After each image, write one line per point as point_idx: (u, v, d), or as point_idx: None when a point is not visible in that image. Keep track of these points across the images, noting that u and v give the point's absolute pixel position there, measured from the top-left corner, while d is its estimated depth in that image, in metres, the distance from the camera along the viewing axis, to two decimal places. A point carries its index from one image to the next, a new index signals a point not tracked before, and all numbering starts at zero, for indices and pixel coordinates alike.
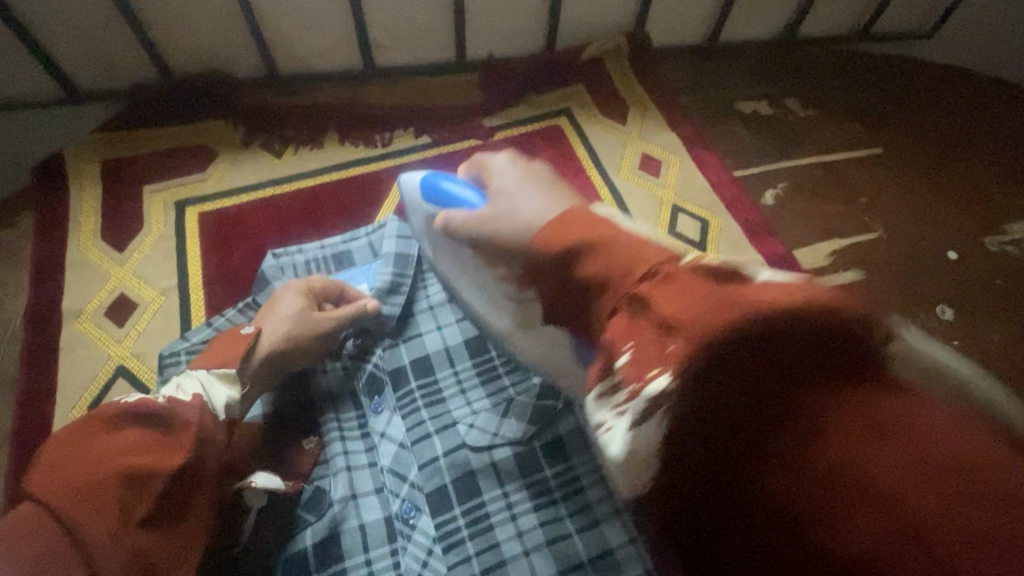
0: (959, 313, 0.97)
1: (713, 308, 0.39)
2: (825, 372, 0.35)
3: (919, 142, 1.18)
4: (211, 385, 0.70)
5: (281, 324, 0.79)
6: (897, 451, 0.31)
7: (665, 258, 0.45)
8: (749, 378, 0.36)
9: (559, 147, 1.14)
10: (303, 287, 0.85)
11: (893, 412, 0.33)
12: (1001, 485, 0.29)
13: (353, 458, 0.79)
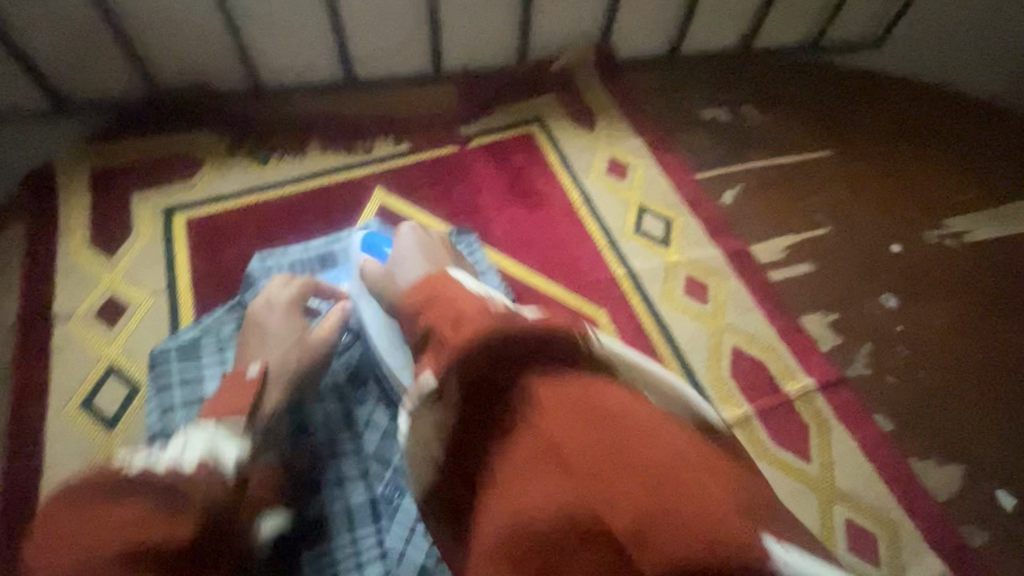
0: (903, 300, 1.04)
1: (475, 328, 0.51)
2: (532, 367, 0.49)
3: (867, 143, 1.27)
4: (217, 444, 0.63)
5: (281, 348, 0.81)
6: (595, 430, 0.45)
7: (475, 305, 0.54)
8: (495, 379, 0.49)
9: (532, 151, 1.21)
10: (293, 303, 0.86)
11: (593, 397, 0.47)
12: (650, 453, 0.44)
13: (339, 446, 0.83)
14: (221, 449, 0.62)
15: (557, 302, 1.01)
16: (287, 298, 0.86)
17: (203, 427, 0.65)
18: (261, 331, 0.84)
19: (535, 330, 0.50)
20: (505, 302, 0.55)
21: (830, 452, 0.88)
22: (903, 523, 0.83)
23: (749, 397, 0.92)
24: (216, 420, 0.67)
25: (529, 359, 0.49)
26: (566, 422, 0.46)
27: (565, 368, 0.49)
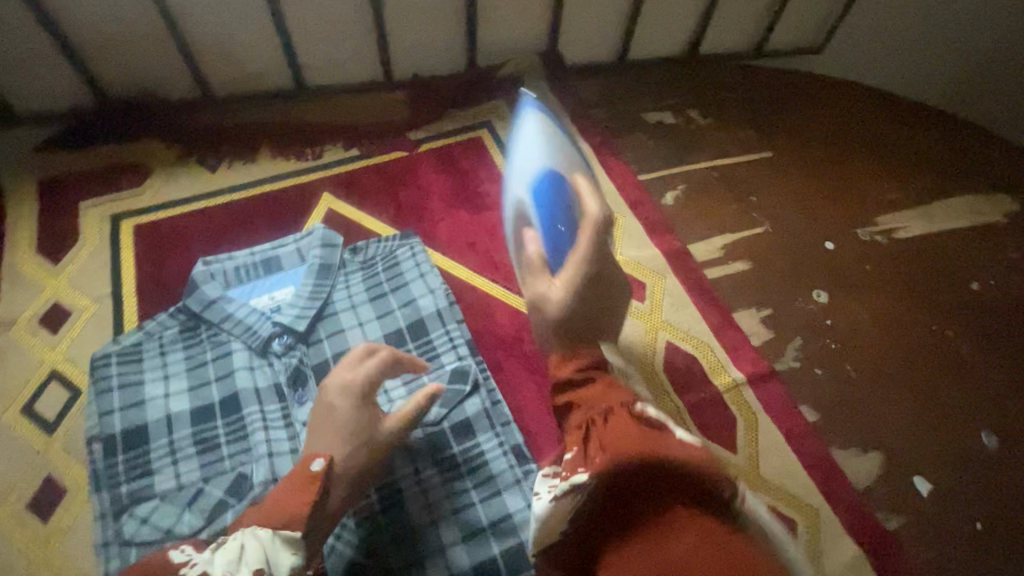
0: (832, 295, 1.08)
1: (631, 442, 0.54)
2: (690, 505, 0.49)
3: (805, 145, 1.31)
4: (272, 552, 0.61)
5: (350, 445, 0.71)
6: (715, 560, 0.46)
7: (620, 403, 0.62)
8: (634, 490, 0.51)
9: (479, 156, 1.24)
10: (359, 388, 0.74)
11: (723, 538, 0.47)
12: None
13: (275, 445, 0.84)
14: (276, 563, 0.60)
15: (497, 301, 1.04)
16: (363, 380, 0.74)
17: (261, 531, 0.62)
18: (328, 416, 0.72)
19: (688, 460, 0.52)
20: (646, 407, 0.62)
21: (756, 442, 0.91)
22: (823, 508, 0.86)
23: (681, 390, 0.95)
24: (273, 525, 0.62)
25: (688, 495, 0.50)
26: (698, 557, 0.46)
27: (712, 510, 0.49)
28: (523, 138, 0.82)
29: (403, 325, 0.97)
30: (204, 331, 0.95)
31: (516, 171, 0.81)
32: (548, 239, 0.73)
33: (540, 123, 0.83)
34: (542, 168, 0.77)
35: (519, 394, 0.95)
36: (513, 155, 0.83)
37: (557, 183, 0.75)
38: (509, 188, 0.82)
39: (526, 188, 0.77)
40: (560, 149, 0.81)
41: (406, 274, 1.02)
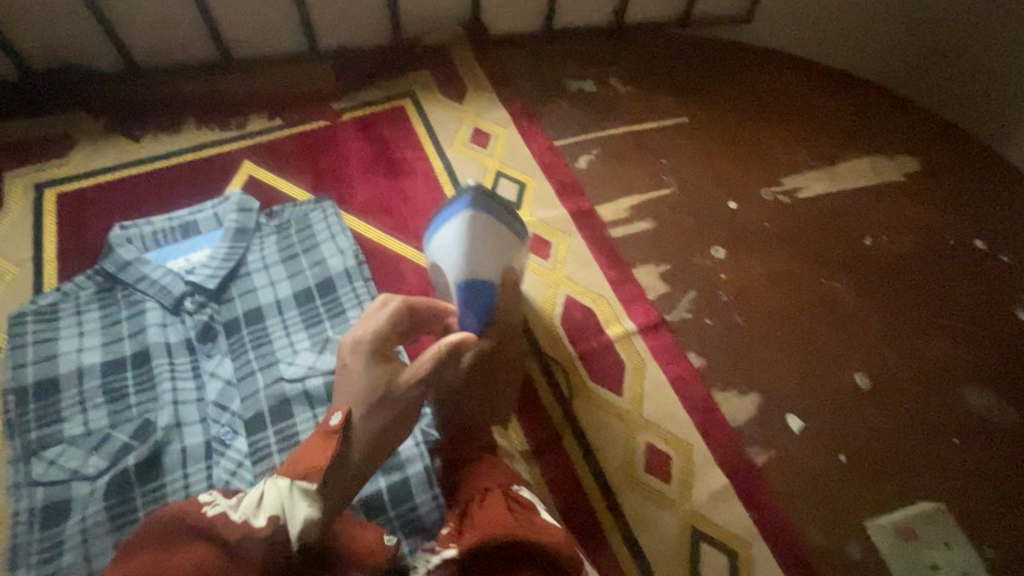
0: (730, 252, 1.13)
1: (502, 518, 0.65)
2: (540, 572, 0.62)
3: (721, 110, 1.35)
4: (291, 501, 0.59)
5: (366, 402, 0.66)
6: None
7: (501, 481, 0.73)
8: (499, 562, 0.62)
9: (401, 124, 1.27)
10: (368, 344, 0.70)
11: None
12: None
13: (181, 394, 0.89)
14: (293, 513, 0.58)
15: (407, 260, 1.08)
16: (373, 334, 0.71)
17: (284, 480, 0.60)
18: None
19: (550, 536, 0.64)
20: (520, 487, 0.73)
21: (641, 386, 0.97)
22: (697, 445, 0.92)
23: (575, 340, 1.00)
24: (292, 475, 0.60)
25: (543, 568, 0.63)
26: None
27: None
28: (456, 228, 0.89)
29: (313, 283, 1.02)
30: (119, 291, 0.99)
31: (443, 256, 0.90)
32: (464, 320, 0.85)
33: (478, 221, 0.90)
34: (473, 270, 0.87)
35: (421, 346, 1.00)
36: (443, 238, 0.91)
37: (484, 285, 0.86)
38: (435, 260, 0.92)
39: (454, 275, 0.87)
40: (493, 248, 0.89)
41: (318, 236, 1.06)
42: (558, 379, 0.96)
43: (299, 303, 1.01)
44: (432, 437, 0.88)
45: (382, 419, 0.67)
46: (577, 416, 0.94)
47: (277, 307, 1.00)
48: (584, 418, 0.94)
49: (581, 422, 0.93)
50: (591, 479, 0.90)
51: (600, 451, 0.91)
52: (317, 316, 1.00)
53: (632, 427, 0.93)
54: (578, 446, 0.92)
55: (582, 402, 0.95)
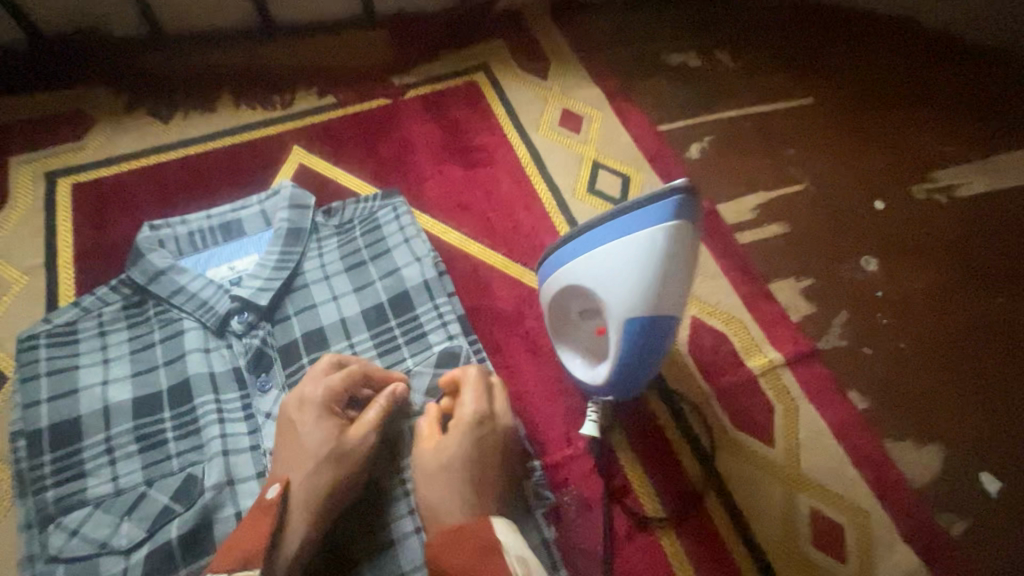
0: (883, 263, 0.93)
1: None
2: None
3: (852, 90, 1.12)
4: None
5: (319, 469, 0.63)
6: None
7: None
8: None
9: (475, 104, 1.07)
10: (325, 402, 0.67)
11: None
12: None
13: (233, 441, 0.72)
14: None
15: (494, 269, 0.89)
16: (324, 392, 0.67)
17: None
18: (299, 443, 0.65)
19: None
20: None
21: (796, 434, 0.77)
22: (873, 512, 0.73)
23: (710, 374, 0.81)
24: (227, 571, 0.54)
25: None
26: None
27: None
28: (643, 254, 0.57)
29: (385, 299, 0.83)
30: (153, 307, 0.81)
31: (606, 284, 0.59)
32: (624, 370, 0.63)
33: (680, 245, 0.57)
34: (658, 313, 0.59)
35: (521, 378, 0.80)
36: (611, 254, 0.58)
37: (665, 331, 0.61)
38: (580, 278, 0.61)
39: (624, 320, 0.59)
40: (688, 280, 0.59)
41: (388, 239, 0.87)
42: (693, 426, 0.77)
43: (370, 323, 0.82)
44: (548, 501, 0.69)
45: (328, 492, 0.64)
46: (723, 476, 0.74)
47: (342, 328, 0.82)
48: (732, 478, 0.74)
49: (729, 482, 0.74)
50: (747, 557, 0.70)
51: (754, 519, 0.72)
52: (391, 339, 0.81)
53: (791, 487, 0.74)
54: (726, 514, 0.72)
55: (726, 456, 0.75)
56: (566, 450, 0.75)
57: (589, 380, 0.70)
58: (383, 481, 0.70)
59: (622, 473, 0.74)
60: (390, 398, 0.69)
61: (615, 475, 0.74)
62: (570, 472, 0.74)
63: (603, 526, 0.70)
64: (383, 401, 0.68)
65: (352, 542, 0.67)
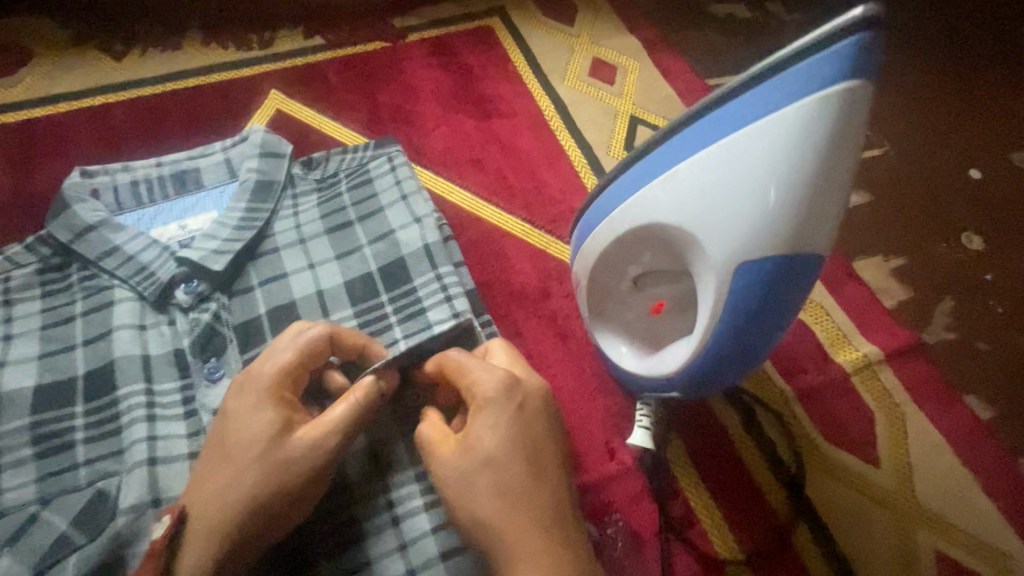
0: (987, 241, 0.76)
1: None
2: None
3: (932, 41, 0.93)
4: None
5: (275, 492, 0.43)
6: None
7: None
8: None
9: (489, 49, 0.89)
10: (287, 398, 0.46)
11: None
12: None
13: (164, 445, 0.54)
14: None
15: (512, 237, 0.72)
16: (264, 368, 0.49)
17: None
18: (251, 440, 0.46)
19: None
20: None
21: (905, 451, 0.59)
22: (1017, 556, 0.55)
23: (789, 371, 0.63)
24: None
25: None
26: None
27: None
28: (780, 153, 0.35)
29: (374, 268, 0.66)
30: (77, 272, 0.63)
31: (710, 209, 0.38)
32: (722, 346, 0.43)
33: (841, 136, 0.35)
34: (792, 250, 0.38)
35: (547, 371, 0.63)
36: (721, 160, 0.37)
37: (797, 283, 0.40)
38: (662, 206, 0.40)
39: (736, 263, 0.38)
40: (842, 198, 0.38)
41: (381, 196, 0.70)
42: (772, 438, 0.59)
43: (354, 298, 0.65)
44: (590, 534, 0.52)
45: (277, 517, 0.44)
46: (816, 505, 0.56)
47: (319, 304, 0.64)
48: (829, 509, 0.56)
49: (824, 514, 0.56)
50: None
51: (861, 564, 0.54)
52: (382, 318, 0.63)
53: (906, 522, 0.56)
54: (824, 557, 0.54)
55: (818, 479, 0.57)
56: (607, 464, 0.57)
57: (648, 373, 0.51)
58: (365, 505, 0.52)
59: (684, 499, 0.56)
60: (370, 391, 0.49)
61: (672, 501, 0.56)
62: (616, 495, 0.56)
63: (660, 569, 0.53)
64: (361, 393, 0.49)
65: None
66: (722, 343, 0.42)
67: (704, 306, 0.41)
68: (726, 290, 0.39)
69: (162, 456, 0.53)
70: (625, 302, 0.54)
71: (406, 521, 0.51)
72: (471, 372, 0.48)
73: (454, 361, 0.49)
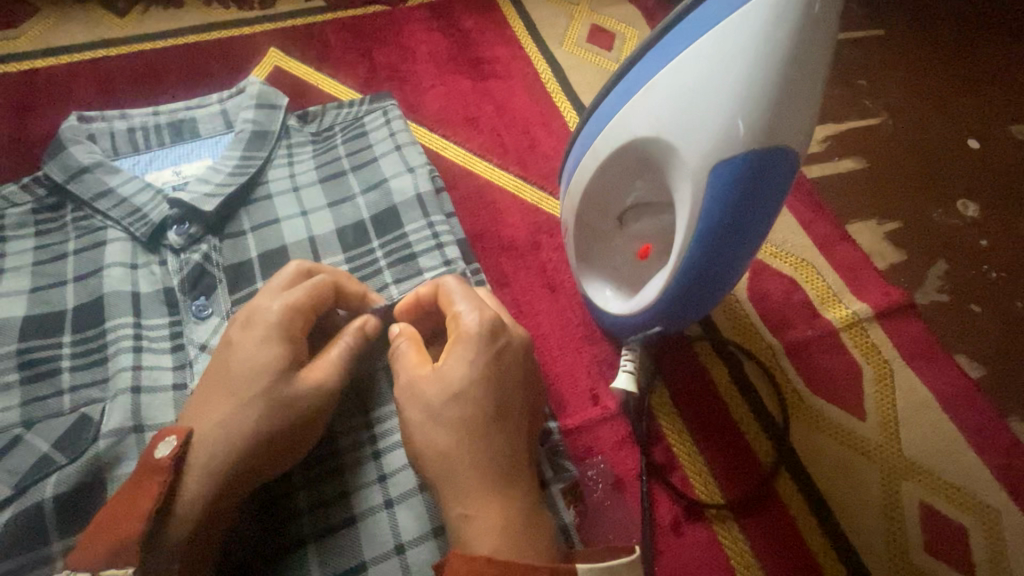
0: (983, 209, 0.75)
1: None
2: None
3: (932, 19, 0.93)
4: None
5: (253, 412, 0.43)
6: None
7: None
8: None
9: (487, 14, 0.89)
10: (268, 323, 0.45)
11: None
12: None
13: (150, 376, 0.54)
14: None
15: (504, 192, 0.72)
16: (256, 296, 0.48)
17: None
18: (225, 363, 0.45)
19: None
20: None
21: (893, 405, 0.59)
22: (1006, 510, 0.54)
23: (777, 326, 0.63)
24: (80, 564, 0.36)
25: None
26: None
27: None
28: (753, 43, 0.36)
29: (367, 216, 0.65)
30: (72, 213, 0.64)
31: (687, 110, 0.38)
32: (701, 256, 0.42)
33: (809, 24, 0.36)
34: (768, 144, 0.38)
35: (534, 320, 0.62)
36: (697, 58, 0.38)
37: (772, 184, 0.40)
38: (642, 116, 0.41)
39: (714, 160, 0.38)
40: (814, 92, 0.38)
41: (375, 148, 0.70)
42: (758, 388, 0.59)
43: (346, 245, 0.65)
44: (568, 476, 0.51)
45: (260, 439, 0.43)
46: (799, 454, 0.56)
47: (310, 249, 0.64)
48: (813, 459, 0.56)
49: (807, 462, 0.55)
50: (839, 565, 0.52)
51: (844, 513, 0.53)
52: (372, 263, 0.63)
53: (892, 473, 0.55)
54: (807, 504, 0.54)
55: (803, 430, 0.57)
56: (591, 410, 0.57)
57: (634, 308, 0.50)
58: (348, 438, 0.51)
59: (666, 444, 0.56)
60: (358, 335, 0.49)
61: (655, 447, 0.56)
62: (599, 439, 0.56)
63: (640, 511, 0.52)
64: (350, 337, 0.48)
65: (295, 516, 0.48)
66: (701, 254, 0.42)
67: (683, 213, 0.41)
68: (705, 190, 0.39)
69: (148, 386, 0.53)
70: (611, 246, 0.54)
71: (386, 456, 0.50)
72: (458, 308, 0.47)
73: (446, 293, 0.49)
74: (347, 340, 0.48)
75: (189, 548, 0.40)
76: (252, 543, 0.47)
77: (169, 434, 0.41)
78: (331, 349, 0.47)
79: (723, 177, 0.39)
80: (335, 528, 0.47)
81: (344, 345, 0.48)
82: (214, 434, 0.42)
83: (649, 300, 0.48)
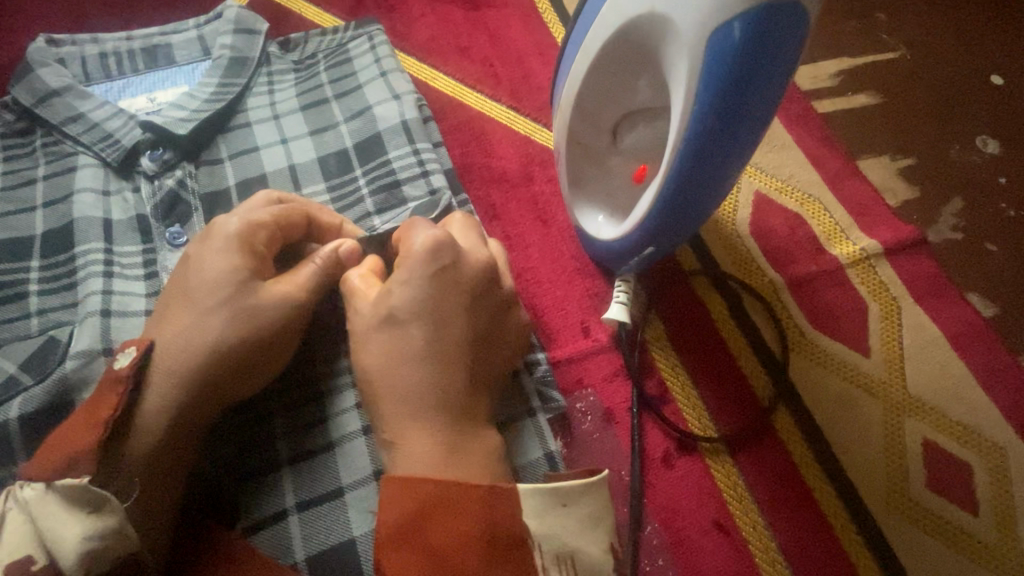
0: (1005, 146, 0.70)
1: None
2: None
3: None
4: (44, 515, 0.34)
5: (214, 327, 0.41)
6: None
7: None
8: None
9: None
10: (235, 237, 0.43)
11: None
12: None
13: (120, 301, 0.51)
14: (57, 532, 0.34)
15: (496, 124, 0.68)
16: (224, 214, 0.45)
17: (29, 488, 0.35)
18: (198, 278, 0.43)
19: None
20: None
21: (899, 343, 0.56)
22: (1013, 450, 0.52)
23: (778, 261, 0.60)
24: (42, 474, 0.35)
25: None
26: None
27: None
28: None
29: (350, 145, 0.62)
30: (41, 138, 0.61)
31: None
32: (694, 155, 0.39)
33: None
34: (771, 4, 0.33)
35: (524, 252, 0.60)
36: None
37: (777, 71, 0.36)
38: None
39: (710, 28, 0.34)
40: None
41: (360, 74, 0.66)
42: (756, 323, 0.56)
43: (329, 173, 0.62)
44: (555, 406, 0.49)
45: (228, 351, 0.41)
46: (798, 390, 0.53)
47: (291, 177, 0.61)
48: (813, 394, 0.53)
49: (806, 397, 0.53)
50: (835, 503, 0.50)
51: (842, 449, 0.51)
52: (354, 192, 0.60)
53: (894, 410, 0.53)
54: (804, 440, 0.52)
55: (805, 367, 0.54)
56: (582, 342, 0.55)
57: (629, 225, 0.47)
58: (329, 365, 0.49)
59: (659, 379, 0.54)
60: (330, 260, 0.45)
61: (648, 381, 0.54)
62: (588, 371, 0.54)
63: (630, 444, 0.50)
64: (321, 259, 0.45)
65: (271, 440, 0.46)
66: (695, 149, 0.38)
67: (679, 99, 0.38)
68: (702, 64, 0.35)
69: (120, 312, 0.51)
70: (610, 165, 0.50)
71: None
72: (419, 233, 0.43)
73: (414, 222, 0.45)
74: (319, 261, 0.45)
75: (149, 464, 0.39)
76: (226, 466, 0.45)
77: (128, 346, 0.41)
78: (302, 269, 0.44)
79: (724, 46, 0.34)
80: (312, 453, 0.46)
81: (316, 266, 0.45)
82: (188, 347, 0.41)
83: (645, 211, 0.44)
